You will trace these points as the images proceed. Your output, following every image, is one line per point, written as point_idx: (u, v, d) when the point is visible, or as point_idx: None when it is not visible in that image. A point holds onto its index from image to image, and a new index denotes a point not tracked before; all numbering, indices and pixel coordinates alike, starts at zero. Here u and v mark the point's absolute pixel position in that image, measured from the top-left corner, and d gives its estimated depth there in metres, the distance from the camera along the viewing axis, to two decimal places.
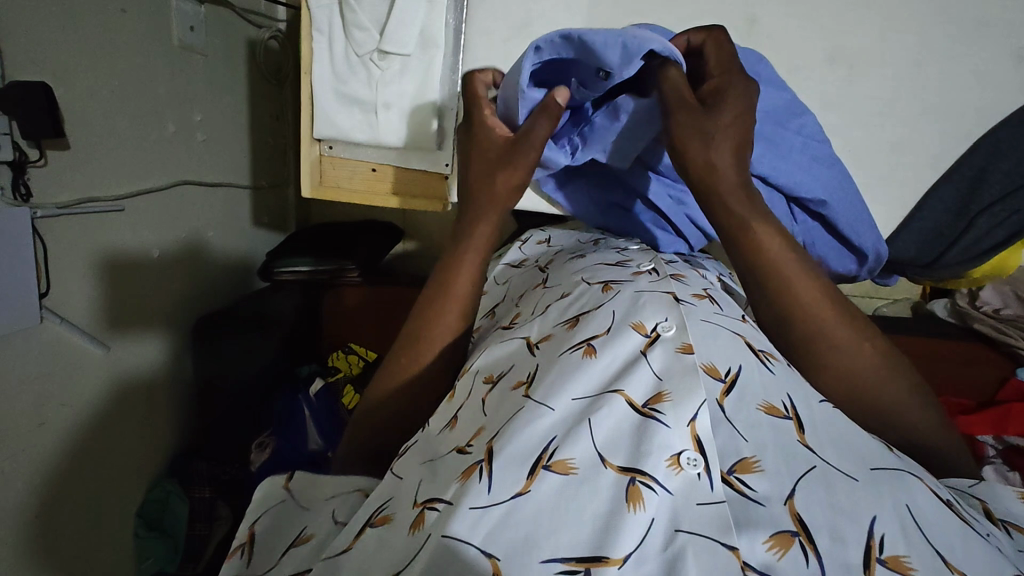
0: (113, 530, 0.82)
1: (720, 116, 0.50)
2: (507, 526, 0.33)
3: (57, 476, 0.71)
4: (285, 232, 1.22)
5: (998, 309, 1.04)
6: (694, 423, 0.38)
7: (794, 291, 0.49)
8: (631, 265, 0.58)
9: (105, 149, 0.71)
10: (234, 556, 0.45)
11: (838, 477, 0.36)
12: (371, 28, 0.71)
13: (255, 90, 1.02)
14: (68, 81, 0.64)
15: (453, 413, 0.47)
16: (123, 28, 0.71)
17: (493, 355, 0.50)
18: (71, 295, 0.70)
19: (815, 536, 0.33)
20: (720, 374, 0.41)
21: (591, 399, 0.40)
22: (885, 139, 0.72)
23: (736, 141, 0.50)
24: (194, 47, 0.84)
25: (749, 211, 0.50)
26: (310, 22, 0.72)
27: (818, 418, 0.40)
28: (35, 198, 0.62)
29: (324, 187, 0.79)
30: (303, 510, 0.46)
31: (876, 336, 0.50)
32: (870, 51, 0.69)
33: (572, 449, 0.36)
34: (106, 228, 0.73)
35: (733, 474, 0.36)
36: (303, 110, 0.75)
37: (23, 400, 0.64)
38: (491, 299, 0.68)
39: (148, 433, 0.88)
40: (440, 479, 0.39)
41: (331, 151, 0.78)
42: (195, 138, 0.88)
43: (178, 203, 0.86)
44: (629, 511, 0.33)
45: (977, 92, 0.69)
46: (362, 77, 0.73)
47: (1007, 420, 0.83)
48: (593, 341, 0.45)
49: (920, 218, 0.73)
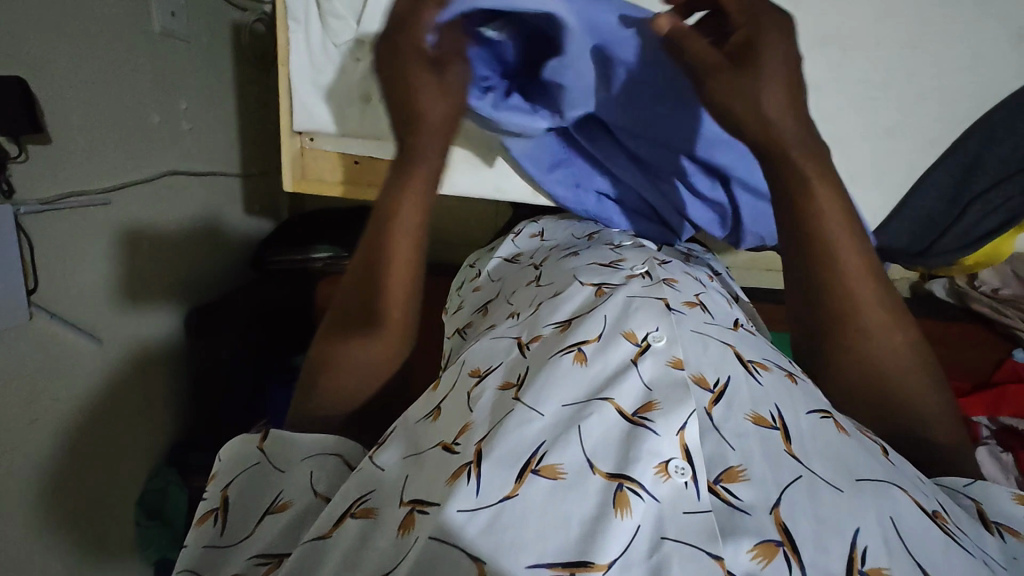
0: (113, 519, 0.83)
1: (760, 59, 0.46)
2: (495, 529, 0.33)
3: (54, 470, 0.71)
4: (278, 220, 1.21)
5: (997, 289, 1.02)
6: (683, 432, 0.38)
7: (837, 263, 0.48)
8: (624, 267, 0.57)
9: (87, 142, 0.69)
10: (206, 522, 0.41)
11: (823, 486, 0.36)
12: (347, 15, 0.68)
13: (242, 75, 1.00)
14: (45, 74, 0.62)
15: (435, 404, 0.46)
16: (100, 17, 0.68)
17: (482, 351, 0.50)
18: (56, 291, 0.68)
19: (800, 544, 0.33)
20: (709, 384, 0.42)
21: (581, 404, 0.40)
22: (881, 124, 0.70)
23: (785, 87, 0.46)
24: (175, 34, 0.82)
25: (813, 168, 0.48)
26: (284, 10, 0.69)
27: (806, 428, 0.40)
28: (18, 194, 0.61)
29: (306, 180, 0.78)
30: (279, 472, 0.44)
31: (909, 328, 0.49)
32: (864, 36, 0.68)
33: (560, 455, 0.36)
34: (94, 222, 0.72)
35: (719, 484, 0.36)
36: (281, 102, 0.73)
37: (14, 396, 0.64)
38: (484, 293, 0.67)
39: (144, 425, 0.88)
40: (427, 477, 0.38)
41: (312, 143, 0.76)
42: (182, 126, 0.86)
43: (165, 193, 0.85)
44: (615, 517, 0.33)
45: (971, 74, 0.68)
46: (340, 68, 0.71)
47: (1002, 402, 0.85)
48: (584, 346, 0.44)
49: (911, 207, 0.72)
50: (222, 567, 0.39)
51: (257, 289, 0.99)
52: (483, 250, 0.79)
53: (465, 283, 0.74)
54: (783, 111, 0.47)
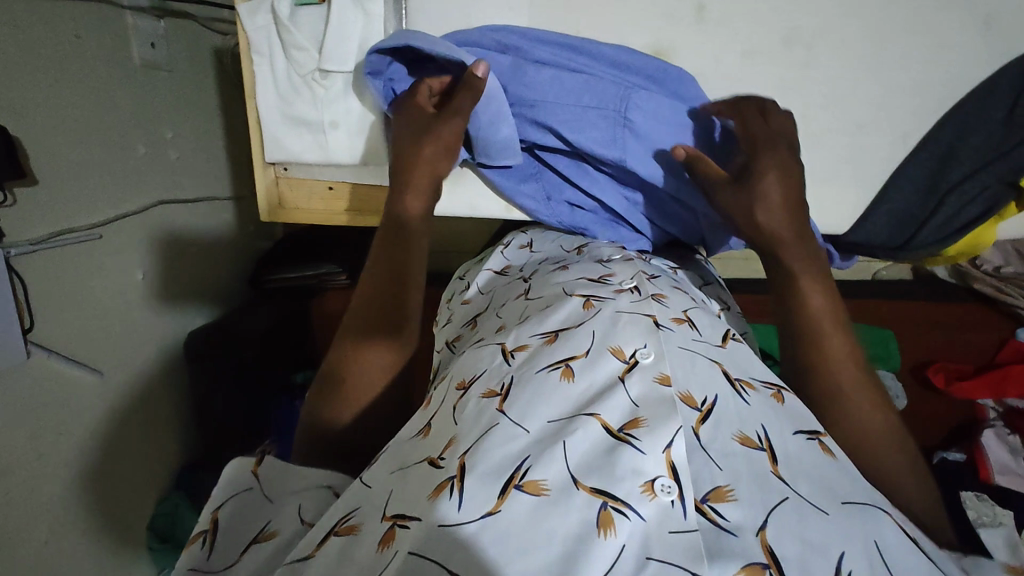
0: (124, 546, 0.84)
1: (758, 181, 0.54)
2: (477, 549, 0.33)
3: (63, 502, 0.72)
4: (275, 237, 1.22)
5: (999, 267, 1.00)
6: (670, 449, 0.38)
7: (820, 339, 0.50)
8: (612, 281, 0.57)
9: (74, 180, 0.70)
10: (191, 544, 0.40)
11: (809, 509, 0.36)
12: (309, 46, 0.70)
13: (229, 98, 1.01)
14: (28, 119, 0.63)
15: (425, 420, 0.46)
16: (79, 55, 0.69)
17: (469, 362, 0.49)
18: (55, 329, 0.69)
19: (784, 567, 0.33)
20: (696, 403, 0.42)
21: (566, 420, 0.40)
22: (852, 117, 0.72)
23: (785, 196, 0.54)
24: (157, 64, 0.82)
25: (807, 266, 0.52)
26: (249, 44, 0.71)
27: (792, 449, 0.40)
28: (8, 236, 0.62)
29: (282, 209, 0.80)
30: (269, 502, 0.43)
31: (892, 414, 0.48)
32: (829, 30, 0.70)
33: (544, 471, 0.36)
34: (86, 256, 0.73)
35: (706, 502, 0.36)
36: (252, 132, 0.75)
37: (19, 433, 0.65)
38: (474, 307, 0.66)
39: (153, 451, 0.89)
40: (411, 492, 0.38)
41: (286, 172, 0.78)
42: (170, 155, 0.87)
43: (157, 222, 0.86)
44: (600, 537, 0.33)
45: (920, 64, 0.70)
46: (305, 96, 0.72)
47: (1006, 384, 0.88)
48: (572, 361, 0.44)
49: (888, 200, 0.74)
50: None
51: (252, 312, 1.00)
52: (474, 262, 0.79)
53: (456, 296, 0.74)
54: (785, 217, 0.53)
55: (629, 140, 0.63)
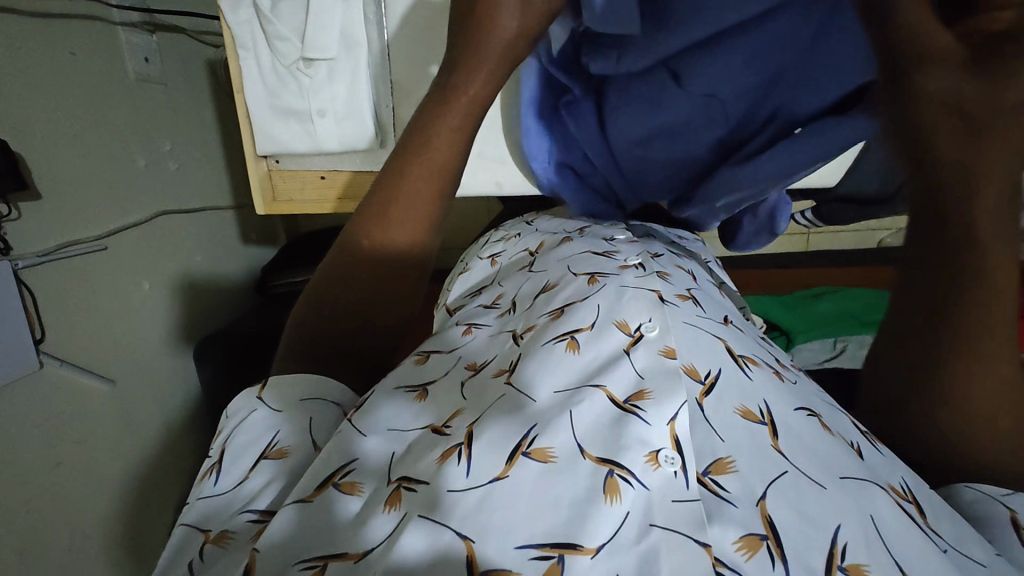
0: (147, 550, 0.86)
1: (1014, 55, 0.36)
2: (483, 510, 0.32)
3: (84, 508, 0.74)
4: (277, 245, 1.26)
5: None
6: (674, 422, 0.37)
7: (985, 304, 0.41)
8: (618, 257, 0.58)
9: (76, 193, 0.72)
10: (208, 473, 0.41)
11: (807, 484, 0.34)
12: (291, 36, 0.74)
13: (224, 109, 1.03)
14: (28, 136, 0.65)
15: (421, 382, 0.45)
16: (73, 71, 0.71)
17: (479, 346, 0.49)
18: (67, 337, 0.71)
19: (783, 539, 0.31)
20: (700, 376, 0.40)
21: (571, 391, 0.39)
22: None
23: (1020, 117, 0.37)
24: (150, 78, 0.85)
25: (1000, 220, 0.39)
26: (234, 40, 0.76)
27: (796, 425, 0.38)
28: (15, 249, 0.63)
29: (277, 202, 0.84)
30: (276, 414, 0.43)
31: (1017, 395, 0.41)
32: None
33: (551, 439, 0.35)
34: (94, 268, 0.75)
35: (708, 475, 0.34)
36: (243, 127, 0.80)
37: (37, 440, 0.67)
38: (477, 276, 0.68)
39: (167, 457, 0.91)
40: (411, 455, 0.37)
41: (278, 165, 0.83)
42: (169, 167, 0.90)
43: (159, 232, 0.88)
44: (605, 503, 0.32)
45: None
46: (293, 87, 0.76)
47: None
48: (577, 334, 0.44)
49: None
50: (220, 516, 0.37)
51: (267, 312, 1.03)
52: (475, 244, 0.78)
53: (453, 275, 0.75)
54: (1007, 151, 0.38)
55: (671, 90, 0.56)
